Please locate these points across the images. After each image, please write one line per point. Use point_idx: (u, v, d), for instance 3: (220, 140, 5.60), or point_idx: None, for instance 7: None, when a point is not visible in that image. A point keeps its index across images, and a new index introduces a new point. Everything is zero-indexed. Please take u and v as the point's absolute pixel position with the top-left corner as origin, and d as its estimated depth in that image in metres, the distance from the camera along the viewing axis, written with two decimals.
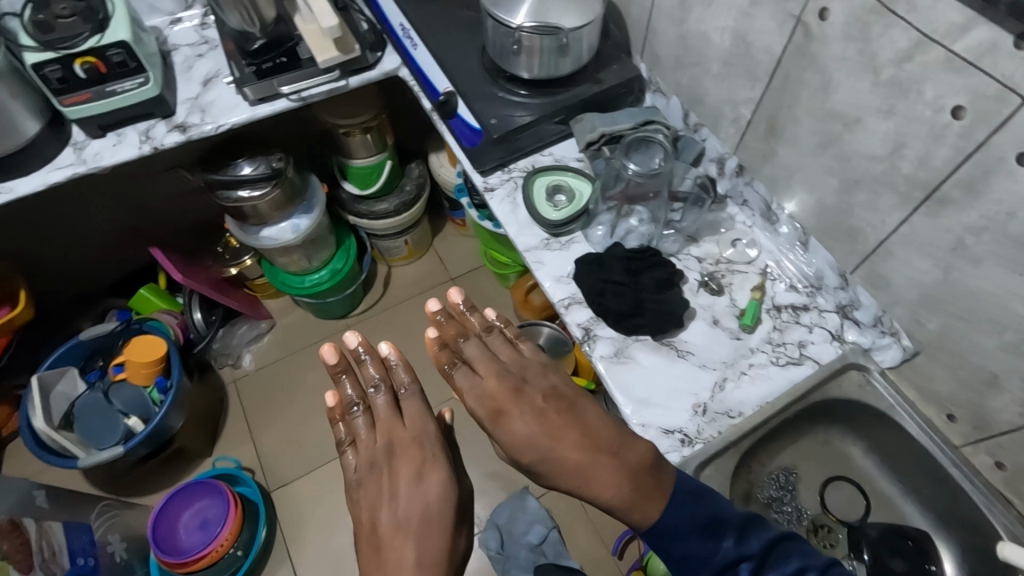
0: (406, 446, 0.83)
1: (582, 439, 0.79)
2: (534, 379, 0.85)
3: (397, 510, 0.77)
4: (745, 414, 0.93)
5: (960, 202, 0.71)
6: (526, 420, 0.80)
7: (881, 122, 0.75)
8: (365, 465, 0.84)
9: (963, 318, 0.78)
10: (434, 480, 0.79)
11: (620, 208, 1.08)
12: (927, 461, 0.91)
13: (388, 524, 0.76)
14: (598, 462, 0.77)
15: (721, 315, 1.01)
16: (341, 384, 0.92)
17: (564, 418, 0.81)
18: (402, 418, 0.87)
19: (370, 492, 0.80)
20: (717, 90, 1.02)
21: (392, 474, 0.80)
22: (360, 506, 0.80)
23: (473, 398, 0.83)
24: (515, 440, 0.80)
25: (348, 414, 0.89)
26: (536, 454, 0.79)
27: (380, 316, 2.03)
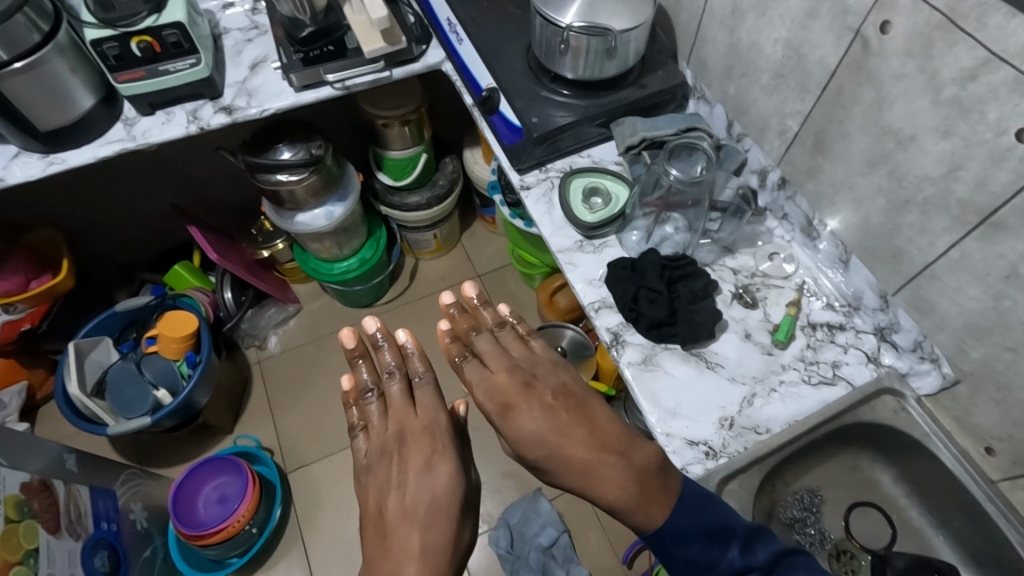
0: (416, 435, 0.83)
1: (589, 437, 0.78)
2: (545, 375, 0.85)
3: (404, 498, 0.78)
4: (773, 431, 0.92)
5: (1018, 228, 0.68)
6: (535, 415, 0.80)
7: (938, 141, 0.73)
8: (375, 450, 0.84)
9: (1012, 349, 0.75)
10: (442, 471, 0.79)
11: (656, 214, 1.08)
12: (960, 494, 0.88)
13: (394, 511, 0.77)
14: (604, 463, 0.76)
15: (753, 329, 0.99)
16: (357, 369, 0.92)
17: (573, 416, 0.80)
18: (414, 406, 0.87)
19: (379, 478, 0.81)
20: (764, 100, 1.01)
21: (401, 462, 0.81)
22: (368, 491, 0.81)
23: (483, 390, 0.83)
24: (523, 435, 0.79)
25: (362, 399, 0.90)
26: (543, 451, 0.79)
27: (405, 307, 2.05)
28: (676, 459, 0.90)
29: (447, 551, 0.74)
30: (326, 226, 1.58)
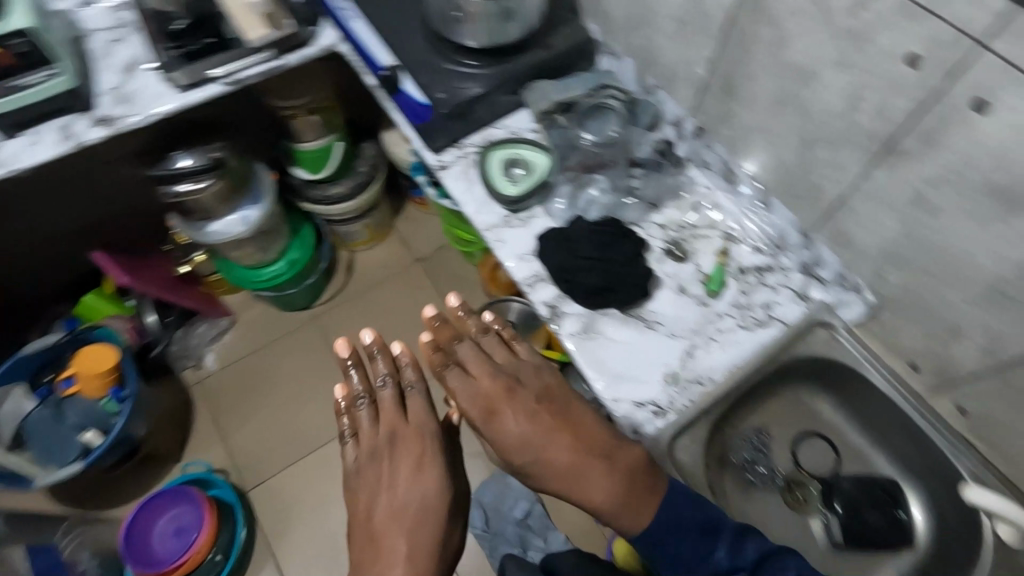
0: (408, 439, 0.80)
1: (573, 439, 0.78)
2: (531, 380, 0.83)
3: (393, 500, 0.75)
4: (716, 380, 0.92)
5: (919, 154, 0.68)
6: (520, 420, 0.78)
7: (837, 75, 0.72)
8: (365, 458, 0.80)
9: (927, 272, 0.77)
10: (432, 478, 0.77)
11: (582, 178, 1.07)
12: (893, 412, 0.93)
13: (384, 519, 0.74)
14: (594, 463, 0.76)
15: (686, 282, 0.99)
16: (350, 374, 0.87)
17: (560, 418, 0.80)
18: (405, 413, 0.83)
19: (367, 487, 0.77)
20: (670, 49, 0.98)
21: (393, 467, 0.78)
22: (357, 499, 0.77)
23: (466, 399, 0.80)
24: (506, 440, 0.78)
25: (354, 407, 0.85)
26: (526, 453, 0.78)
27: (347, 302, 1.98)
28: (627, 422, 0.90)
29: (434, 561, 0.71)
30: (245, 232, 1.48)
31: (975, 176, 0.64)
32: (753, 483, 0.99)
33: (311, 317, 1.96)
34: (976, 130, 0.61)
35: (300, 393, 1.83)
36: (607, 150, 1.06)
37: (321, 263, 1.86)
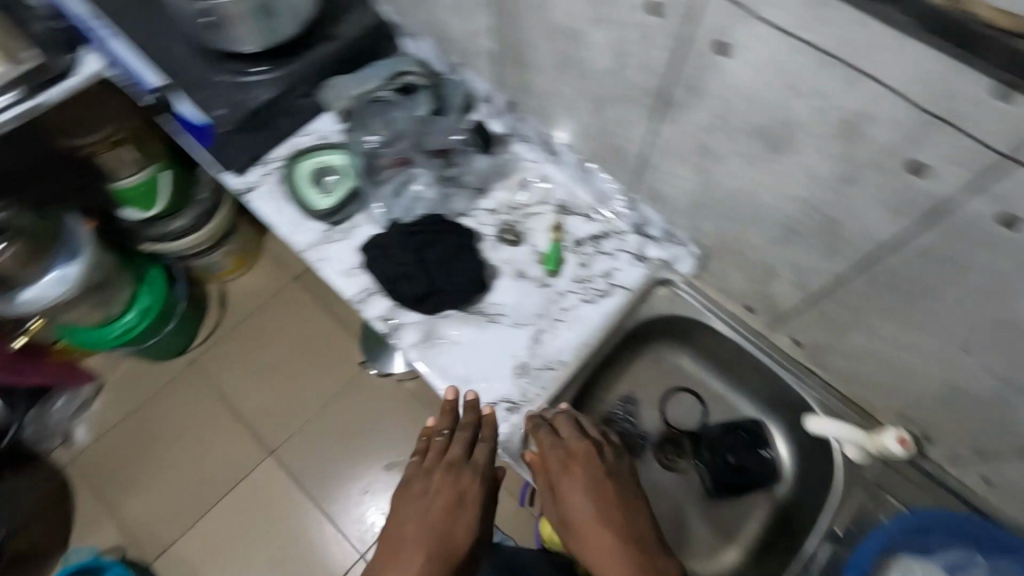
0: (444, 477, 0.76)
1: (616, 518, 0.70)
2: (605, 454, 0.78)
3: (418, 521, 0.71)
4: (567, 361, 0.90)
5: (689, 104, 0.65)
6: (585, 488, 0.73)
7: (598, 31, 0.67)
8: (445, 488, 0.75)
9: (732, 218, 0.75)
10: (466, 517, 0.73)
11: (404, 173, 0.98)
12: (742, 353, 0.93)
13: (407, 553, 0.68)
14: (626, 545, 0.67)
15: (524, 265, 0.95)
16: (448, 409, 0.82)
17: (606, 490, 0.73)
18: (470, 453, 0.79)
19: (435, 512, 0.72)
20: (455, 23, 0.90)
21: (437, 491, 0.74)
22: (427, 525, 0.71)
23: (570, 463, 0.75)
24: (573, 502, 0.72)
25: (438, 442, 0.80)
26: (569, 525, 0.72)
27: (236, 332, 1.70)
28: None
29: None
30: (57, 294, 1.23)
31: (739, 118, 0.61)
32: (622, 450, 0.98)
33: (189, 362, 1.67)
34: (726, 74, 0.58)
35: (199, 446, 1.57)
36: (422, 143, 0.98)
37: (183, 303, 1.58)
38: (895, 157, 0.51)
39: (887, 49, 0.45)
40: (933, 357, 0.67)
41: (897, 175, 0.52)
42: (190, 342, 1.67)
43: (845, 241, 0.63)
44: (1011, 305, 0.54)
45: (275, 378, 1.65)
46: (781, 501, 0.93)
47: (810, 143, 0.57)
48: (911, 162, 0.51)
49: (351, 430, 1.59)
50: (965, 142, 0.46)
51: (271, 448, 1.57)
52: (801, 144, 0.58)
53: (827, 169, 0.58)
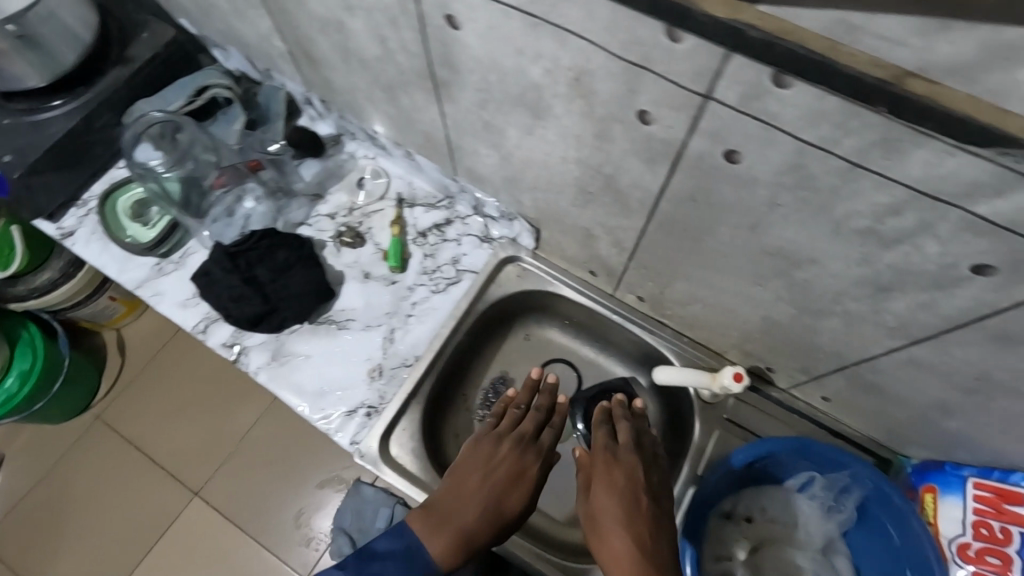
0: (478, 450, 0.70)
1: (641, 529, 0.59)
2: (647, 472, 0.67)
3: (463, 486, 0.66)
4: (422, 355, 0.88)
5: (455, 81, 0.63)
6: (615, 500, 0.62)
7: (354, 19, 0.64)
8: (501, 457, 0.69)
9: (540, 188, 0.74)
10: (492, 498, 0.66)
11: (236, 189, 0.93)
12: (599, 317, 0.93)
13: (460, 513, 0.64)
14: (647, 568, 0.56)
15: (370, 266, 0.93)
16: (540, 386, 0.78)
17: (641, 509, 0.62)
18: (504, 433, 0.72)
19: (489, 475, 0.67)
20: (245, 28, 0.86)
21: (486, 458, 0.69)
22: (450, 497, 0.66)
23: (599, 469, 0.66)
24: (601, 510, 0.62)
25: (534, 415, 0.75)
26: (591, 529, 0.62)
27: (149, 371, 1.50)
28: (343, 437, 0.84)
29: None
30: None
31: (498, 90, 0.60)
32: None
33: (93, 419, 1.46)
34: (468, 46, 0.56)
35: (121, 501, 1.38)
36: (242, 157, 0.93)
37: (62, 366, 1.31)
38: (626, 109, 0.51)
39: (571, 4, 0.44)
40: (740, 294, 0.69)
41: (635, 126, 0.52)
42: (94, 396, 1.46)
43: (628, 195, 0.63)
44: (769, 233, 0.55)
45: (192, 415, 1.44)
46: None
47: (559, 105, 0.56)
48: (638, 112, 0.50)
49: (286, 455, 1.41)
50: (668, 87, 0.46)
51: (197, 488, 1.38)
52: (554, 107, 0.57)
53: (582, 129, 0.57)
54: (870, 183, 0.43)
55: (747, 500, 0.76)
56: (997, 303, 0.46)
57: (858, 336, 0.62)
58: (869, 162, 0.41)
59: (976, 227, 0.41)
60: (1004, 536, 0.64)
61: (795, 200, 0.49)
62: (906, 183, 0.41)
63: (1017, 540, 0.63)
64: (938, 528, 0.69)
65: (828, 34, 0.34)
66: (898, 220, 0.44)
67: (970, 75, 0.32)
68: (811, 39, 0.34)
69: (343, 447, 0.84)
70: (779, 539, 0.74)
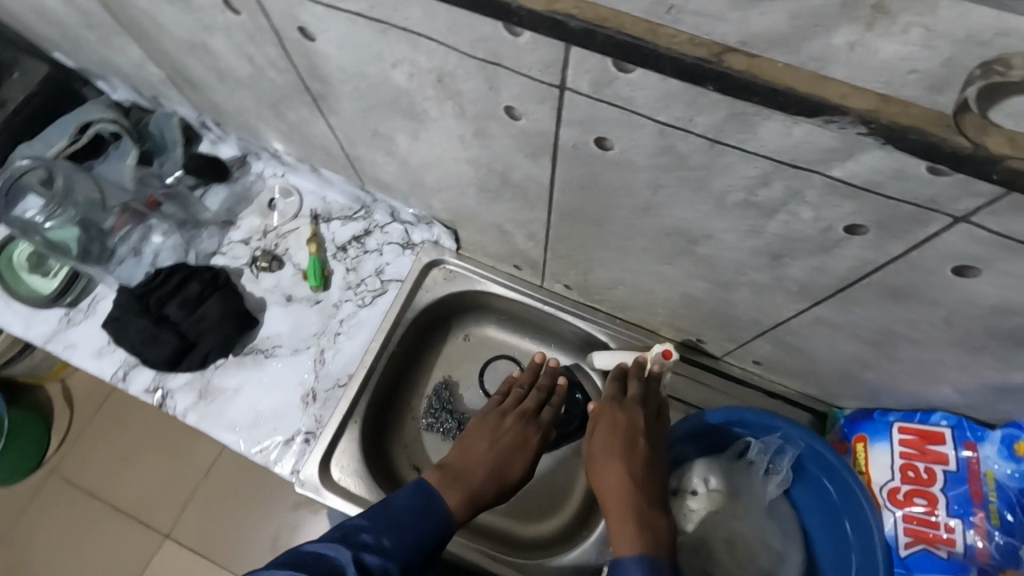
0: (484, 426, 0.73)
1: (643, 484, 0.62)
2: (652, 427, 0.68)
3: (472, 456, 0.69)
4: (355, 373, 0.85)
5: (331, 93, 0.60)
6: (619, 451, 0.64)
7: (216, 39, 0.61)
8: (507, 429, 0.73)
9: (445, 190, 0.72)
10: (499, 468, 0.69)
11: (141, 227, 0.91)
12: (532, 310, 0.92)
13: (470, 476, 0.67)
14: (642, 519, 0.59)
15: (291, 288, 0.90)
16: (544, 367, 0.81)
17: (643, 462, 0.64)
18: (509, 410, 0.76)
19: (497, 443, 0.71)
20: (118, 57, 0.81)
21: (493, 432, 0.72)
22: (458, 460, 0.69)
23: (605, 423, 0.67)
24: (604, 460, 0.64)
25: (536, 395, 0.78)
26: (594, 476, 0.65)
27: (99, 416, 1.41)
28: (282, 467, 0.81)
29: (421, 533, 0.59)
30: None
31: (372, 97, 0.57)
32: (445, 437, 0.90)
33: (47, 474, 1.37)
34: (330, 56, 0.54)
35: (83, 557, 1.30)
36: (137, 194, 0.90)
37: None
38: (494, 107, 0.49)
39: (410, 5, 0.42)
40: (653, 273, 0.68)
41: (508, 122, 0.51)
42: (46, 450, 1.38)
43: (525, 189, 0.62)
44: (661, 213, 0.54)
45: (151, 457, 1.36)
46: None
47: (433, 108, 0.54)
48: (506, 108, 0.49)
49: (255, 483, 1.34)
50: (526, 81, 0.44)
51: (165, 531, 1.30)
52: (429, 110, 0.55)
53: (462, 129, 0.55)
54: (734, 157, 0.42)
55: (689, 473, 0.75)
56: (877, 259, 0.46)
57: (768, 302, 0.62)
58: (727, 137, 0.40)
59: (839, 189, 0.41)
60: (929, 476, 0.66)
61: (674, 180, 0.48)
62: (765, 154, 0.40)
63: (941, 478, 0.65)
64: (870, 476, 0.70)
65: (645, 16, 0.32)
66: (769, 190, 0.44)
67: (791, 44, 0.31)
68: (632, 23, 0.32)
69: (284, 478, 0.81)
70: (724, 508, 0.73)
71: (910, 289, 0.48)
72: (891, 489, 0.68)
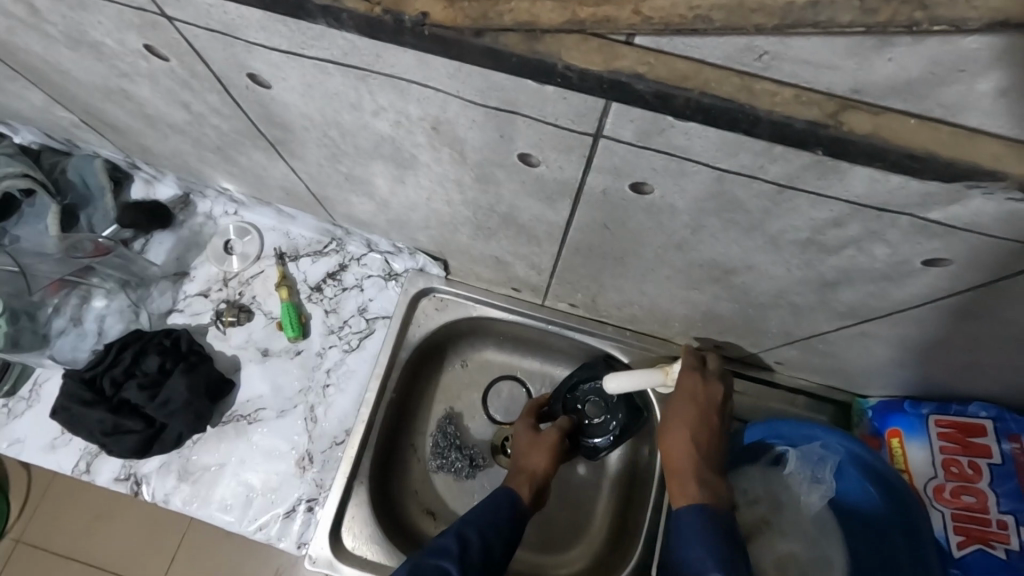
0: (524, 441, 0.77)
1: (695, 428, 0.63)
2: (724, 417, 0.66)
3: (520, 463, 0.74)
4: (352, 428, 0.77)
5: (293, 139, 0.50)
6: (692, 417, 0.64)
7: (138, 85, 0.49)
8: (532, 440, 0.76)
9: (433, 227, 0.63)
10: (544, 463, 0.74)
11: (76, 292, 0.80)
12: (535, 332, 0.84)
13: (531, 467, 0.73)
14: (705, 482, 0.60)
15: (266, 341, 0.80)
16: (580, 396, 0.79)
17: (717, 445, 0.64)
18: (528, 429, 0.78)
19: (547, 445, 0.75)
20: (14, 101, 0.67)
21: (523, 447, 0.76)
22: (521, 455, 0.75)
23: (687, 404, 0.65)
24: (668, 420, 0.65)
25: (572, 415, 0.79)
26: (665, 439, 0.64)
27: (54, 482, 1.27)
28: (287, 543, 0.74)
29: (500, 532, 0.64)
30: None
31: (345, 144, 0.48)
32: (459, 475, 0.83)
33: (13, 543, 1.24)
34: (288, 104, 0.44)
35: None
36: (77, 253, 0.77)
37: None
38: (506, 154, 0.41)
39: (399, 51, 0.33)
40: (676, 297, 0.62)
41: (520, 168, 0.42)
42: (7, 518, 1.24)
43: (533, 228, 0.54)
44: (696, 250, 0.47)
45: (127, 508, 1.24)
46: (624, 458, 0.84)
47: (425, 155, 0.45)
48: (519, 156, 0.41)
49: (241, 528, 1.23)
50: (549, 129, 0.36)
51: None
52: (420, 157, 0.46)
53: (459, 174, 0.47)
54: (805, 201, 0.35)
55: None
56: (953, 287, 0.41)
57: (806, 320, 0.57)
58: (801, 183, 0.34)
59: (930, 230, 0.35)
60: (975, 472, 0.64)
61: (719, 222, 0.41)
62: (846, 199, 0.34)
63: (988, 473, 0.63)
64: (911, 474, 0.68)
65: (729, 66, 0.25)
66: (840, 231, 0.38)
67: (918, 92, 0.24)
68: (719, 80, 0.25)
69: (292, 554, 0.74)
70: (766, 523, 0.70)
71: (979, 310, 0.44)
72: (936, 488, 0.66)
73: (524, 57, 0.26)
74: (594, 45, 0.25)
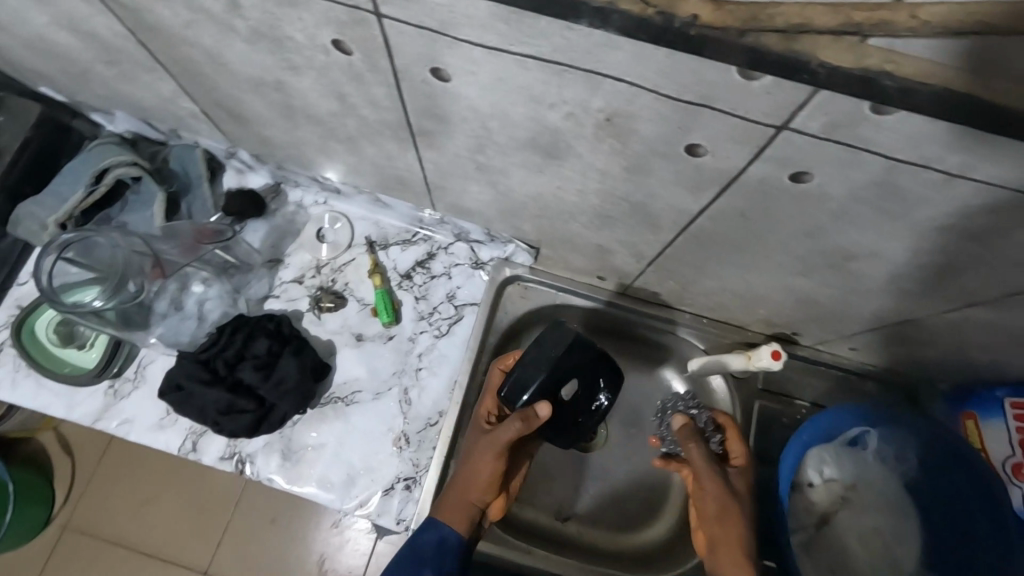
0: (470, 459, 0.67)
1: (717, 525, 0.65)
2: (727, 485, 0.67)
3: (461, 481, 0.66)
4: (445, 410, 0.80)
5: (442, 130, 0.53)
6: (716, 524, 0.65)
7: (298, 78, 0.52)
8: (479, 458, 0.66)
9: (545, 217, 0.67)
10: (484, 475, 0.65)
11: (176, 278, 0.79)
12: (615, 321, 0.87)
13: (472, 491, 0.66)
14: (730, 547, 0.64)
15: (360, 326, 0.83)
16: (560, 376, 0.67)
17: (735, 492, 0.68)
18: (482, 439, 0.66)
19: (488, 460, 0.65)
20: (137, 91, 0.70)
21: (468, 466, 0.66)
22: (463, 475, 0.66)
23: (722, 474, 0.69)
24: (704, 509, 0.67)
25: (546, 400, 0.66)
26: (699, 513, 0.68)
27: (99, 465, 1.27)
28: (387, 519, 0.76)
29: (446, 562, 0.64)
30: None
31: (499, 136, 0.51)
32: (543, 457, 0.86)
33: (60, 529, 1.23)
34: (460, 97, 0.47)
35: None
36: (185, 231, 0.80)
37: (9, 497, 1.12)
38: (673, 145, 0.44)
39: (615, 49, 0.36)
40: (778, 284, 0.65)
41: (680, 159, 0.46)
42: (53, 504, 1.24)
43: (660, 217, 0.57)
44: (827, 237, 0.51)
45: (177, 490, 1.25)
46: None
47: (583, 146, 0.48)
48: (687, 146, 0.44)
49: (289, 505, 1.25)
50: (734, 122, 0.39)
51: (208, 564, 1.21)
52: (576, 147, 0.49)
53: (608, 164, 0.50)
54: (968, 189, 0.39)
55: (808, 466, 0.76)
56: None
57: (908, 306, 0.61)
58: (974, 173, 0.37)
59: None
60: None
61: (869, 209, 0.45)
62: (1013, 187, 0.37)
63: None
64: (987, 452, 0.72)
65: (968, 65, 0.28)
66: (989, 217, 0.41)
67: None
68: (959, 77, 0.28)
69: (391, 530, 0.76)
70: (845, 499, 0.75)
71: None
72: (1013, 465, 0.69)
73: (780, 55, 0.29)
74: (845, 44, 0.29)
